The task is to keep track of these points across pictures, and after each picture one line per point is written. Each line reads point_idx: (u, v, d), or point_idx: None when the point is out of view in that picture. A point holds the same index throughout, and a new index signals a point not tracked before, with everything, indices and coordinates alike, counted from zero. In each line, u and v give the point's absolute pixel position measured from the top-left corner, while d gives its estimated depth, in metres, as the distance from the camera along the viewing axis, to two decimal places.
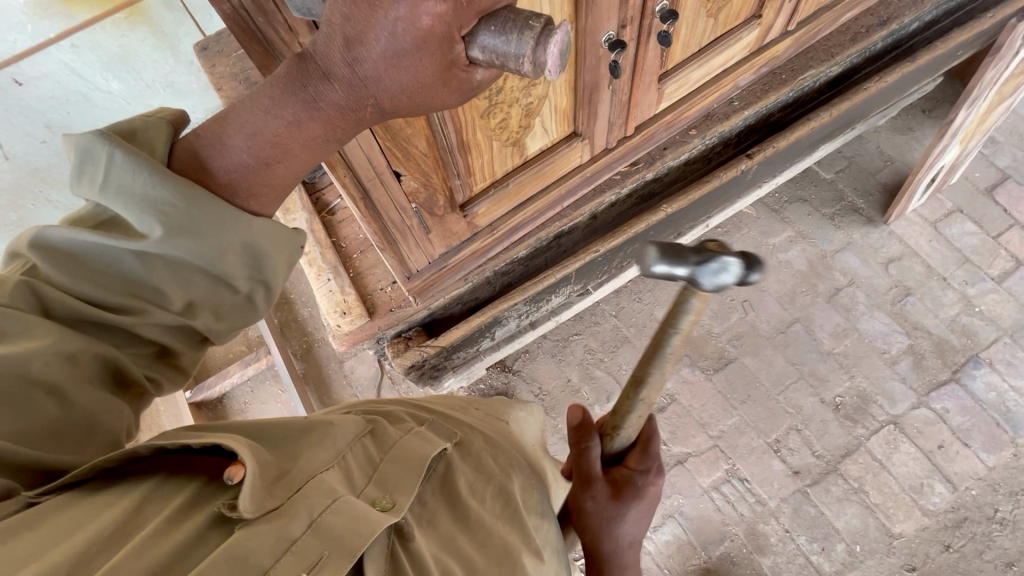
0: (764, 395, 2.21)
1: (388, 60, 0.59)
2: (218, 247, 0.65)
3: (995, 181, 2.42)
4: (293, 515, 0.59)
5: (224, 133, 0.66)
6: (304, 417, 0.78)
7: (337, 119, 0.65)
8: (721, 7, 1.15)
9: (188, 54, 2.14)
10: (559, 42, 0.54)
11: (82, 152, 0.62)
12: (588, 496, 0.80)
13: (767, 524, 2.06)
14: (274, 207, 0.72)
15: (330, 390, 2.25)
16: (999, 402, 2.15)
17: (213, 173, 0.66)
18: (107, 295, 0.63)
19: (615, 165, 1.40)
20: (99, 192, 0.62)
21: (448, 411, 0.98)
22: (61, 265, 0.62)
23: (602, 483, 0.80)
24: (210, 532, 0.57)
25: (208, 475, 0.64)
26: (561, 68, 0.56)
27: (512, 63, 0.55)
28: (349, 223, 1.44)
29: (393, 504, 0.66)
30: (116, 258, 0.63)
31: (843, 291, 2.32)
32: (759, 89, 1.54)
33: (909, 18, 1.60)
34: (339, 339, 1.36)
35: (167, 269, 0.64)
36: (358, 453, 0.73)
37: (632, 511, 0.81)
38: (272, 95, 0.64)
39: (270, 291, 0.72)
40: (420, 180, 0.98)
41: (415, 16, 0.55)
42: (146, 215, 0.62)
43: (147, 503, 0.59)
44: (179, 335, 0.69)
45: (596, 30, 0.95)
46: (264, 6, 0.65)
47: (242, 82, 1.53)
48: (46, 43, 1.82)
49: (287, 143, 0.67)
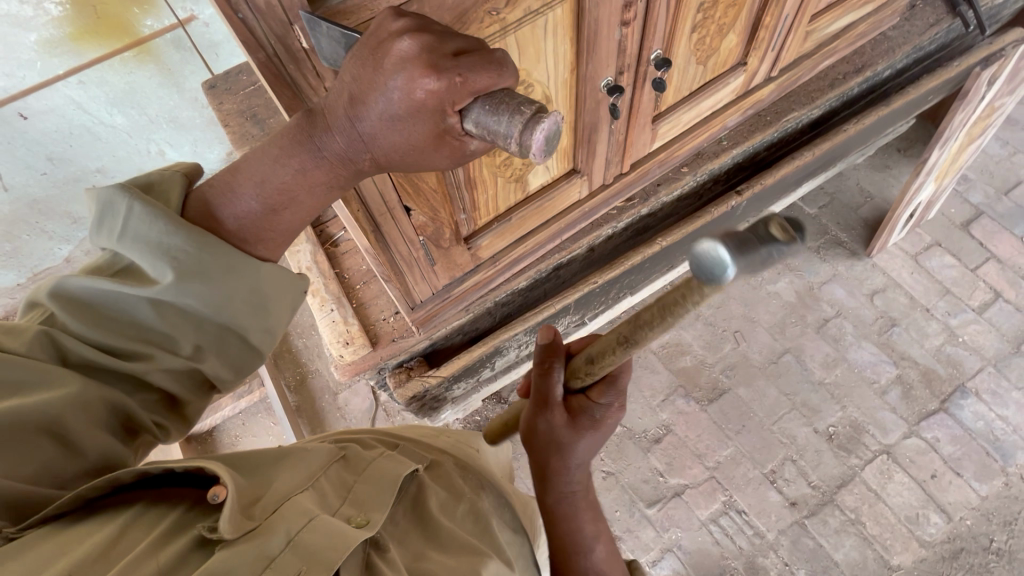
0: (758, 425, 2.23)
1: (385, 121, 0.61)
2: (226, 292, 0.68)
3: (970, 217, 2.53)
4: (272, 531, 0.60)
5: (235, 182, 0.70)
6: (278, 446, 0.78)
7: (344, 168, 0.69)
8: (710, 55, 1.23)
9: (193, 91, 2.18)
10: (547, 129, 0.53)
11: (103, 206, 0.66)
12: (546, 418, 0.84)
13: (765, 557, 2.05)
14: (280, 251, 0.76)
15: (324, 422, 2.23)
16: (988, 431, 2.19)
17: (223, 222, 0.71)
18: (120, 341, 0.64)
19: (612, 201, 1.46)
20: (117, 241, 0.65)
21: (415, 436, 0.99)
22: (76, 312, 0.63)
23: (559, 408, 0.84)
24: (191, 555, 0.57)
25: (193, 498, 0.64)
26: (547, 154, 0.55)
27: (502, 141, 0.56)
28: (353, 255, 1.47)
29: (367, 520, 0.67)
30: (129, 306, 0.65)
31: (832, 322, 2.38)
32: (746, 130, 1.63)
33: (882, 65, 1.72)
34: (340, 369, 1.36)
35: (177, 315, 0.67)
36: (332, 476, 0.74)
37: (584, 442, 0.84)
38: (281, 146, 0.69)
39: (274, 336, 0.75)
40: (429, 215, 1.02)
41: (410, 89, 0.57)
42: (159, 262, 0.65)
43: (130, 528, 0.59)
44: (185, 382, 0.71)
45: (596, 75, 1.01)
46: (297, 55, 0.69)
47: (249, 119, 1.58)
48: (55, 78, 1.86)
49: (294, 190, 0.71)
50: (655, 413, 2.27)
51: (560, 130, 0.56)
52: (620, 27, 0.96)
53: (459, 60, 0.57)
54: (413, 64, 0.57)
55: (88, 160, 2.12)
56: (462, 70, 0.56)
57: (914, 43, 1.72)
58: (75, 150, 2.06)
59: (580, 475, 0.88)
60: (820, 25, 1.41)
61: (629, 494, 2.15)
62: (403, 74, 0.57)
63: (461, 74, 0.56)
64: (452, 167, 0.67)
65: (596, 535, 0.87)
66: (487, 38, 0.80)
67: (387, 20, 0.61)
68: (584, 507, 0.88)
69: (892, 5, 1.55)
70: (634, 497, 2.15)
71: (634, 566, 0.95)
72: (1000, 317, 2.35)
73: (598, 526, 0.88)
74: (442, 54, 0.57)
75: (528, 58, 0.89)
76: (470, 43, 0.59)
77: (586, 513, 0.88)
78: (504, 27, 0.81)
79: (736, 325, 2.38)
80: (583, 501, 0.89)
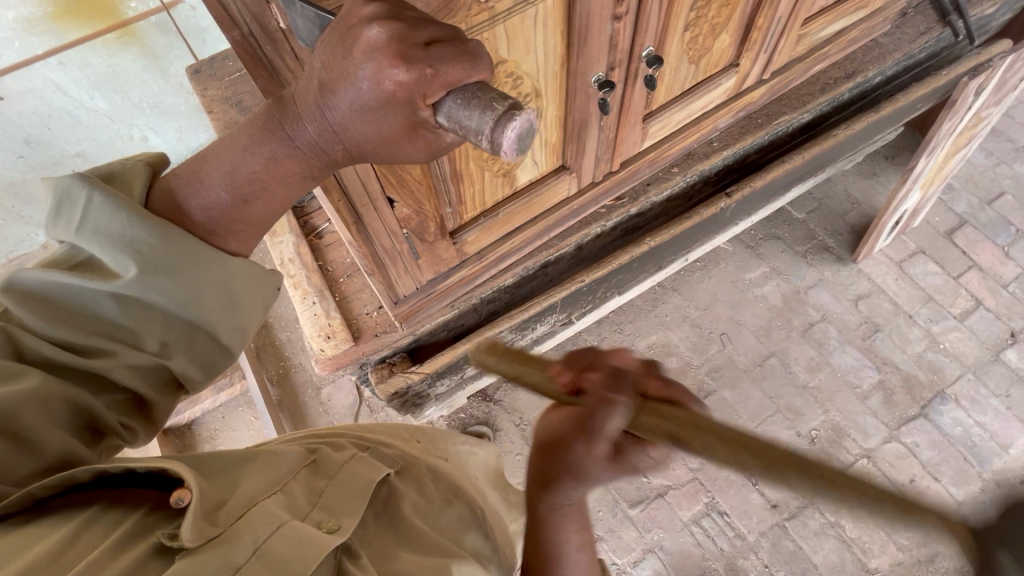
0: (742, 427, 2.24)
1: (356, 112, 0.59)
2: (194, 289, 0.66)
3: (954, 225, 2.56)
4: (237, 539, 0.58)
5: (202, 172, 0.67)
6: (247, 446, 0.74)
7: (316, 158, 0.66)
8: (702, 55, 1.22)
9: (178, 77, 2.11)
10: (518, 126, 0.51)
11: (60, 195, 0.63)
12: (584, 446, 0.65)
13: (746, 559, 2.05)
14: (253, 243, 0.74)
15: (306, 417, 2.21)
16: (966, 437, 2.21)
17: (190, 214, 0.68)
18: (81, 337, 0.61)
19: (601, 199, 1.44)
20: (76, 233, 0.62)
21: (391, 440, 0.93)
22: (33, 306, 0.60)
23: (607, 441, 0.65)
24: (150, 563, 0.54)
25: (152, 502, 0.62)
26: (519, 151, 0.53)
27: (473, 137, 0.54)
28: (337, 247, 1.44)
29: (338, 526, 0.64)
30: (92, 301, 0.62)
31: (817, 326, 2.40)
32: (737, 132, 1.62)
33: (873, 71, 1.73)
34: (321, 364, 1.32)
35: (144, 311, 0.64)
36: (301, 481, 0.70)
37: (604, 481, 0.71)
38: (250, 135, 0.66)
39: (245, 334, 0.73)
40: (413, 207, 1.00)
41: (379, 79, 0.55)
42: (123, 256, 0.62)
43: (84, 533, 0.56)
44: (153, 381, 0.68)
45: (587, 71, 1.00)
46: (273, 33, 0.67)
47: (234, 106, 1.54)
48: (33, 59, 1.77)
49: (265, 180, 0.68)
50: None
51: (533, 129, 0.53)
52: (612, 21, 0.94)
53: (429, 50, 0.54)
54: (382, 53, 0.54)
55: (67, 144, 2.05)
56: (433, 61, 0.54)
57: (904, 50, 1.73)
58: (53, 133, 2.00)
59: (578, 502, 0.76)
60: (812, 29, 1.41)
61: (612, 494, 2.15)
62: (373, 63, 0.55)
63: (431, 66, 0.54)
64: (428, 159, 0.65)
65: (581, 545, 0.80)
66: (475, 27, 0.78)
67: (357, 4, 0.58)
68: None
69: (883, 12, 1.56)
70: (618, 497, 2.15)
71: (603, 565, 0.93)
72: (980, 325, 2.38)
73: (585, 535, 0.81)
74: (412, 43, 0.55)
75: (517, 49, 0.87)
76: (444, 32, 0.57)
77: (575, 522, 0.79)
78: (492, 17, 0.79)
79: (722, 327, 2.40)
80: (573, 514, 0.78)
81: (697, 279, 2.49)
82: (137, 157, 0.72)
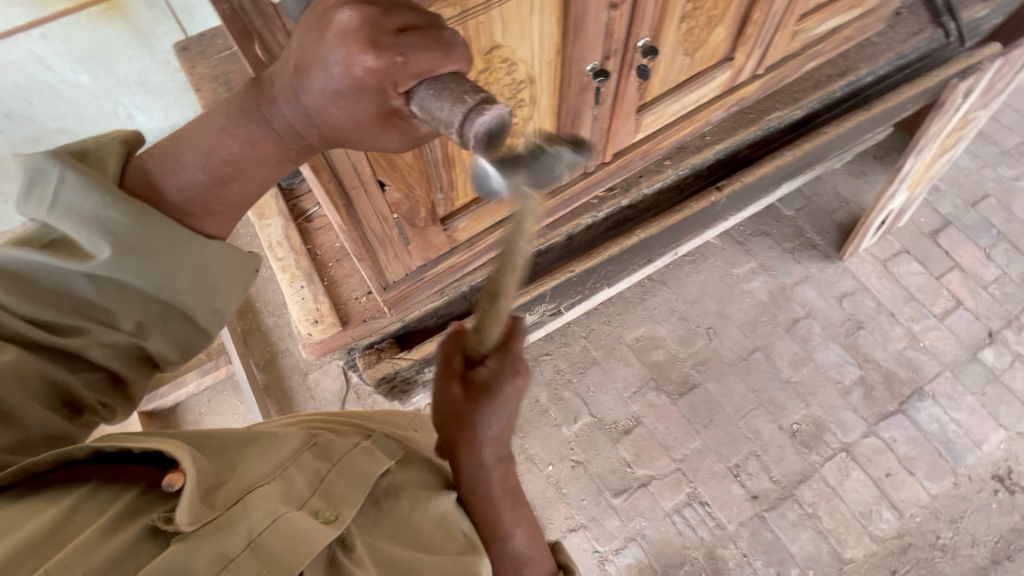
0: (725, 419, 2.28)
1: (327, 97, 0.57)
2: (171, 271, 0.65)
3: (938, 226, 2.60)
4: (232, 528, 0.58)
5: (179, 151, 0.66)
6: (245, 427, 0.73)
7: (294, 142, 0.65)
8: (697, 47, 1.23)
9: (166, 53, 2.06)
10: (487, 121, 0.50)
11: (31, 173, 0.61)
12: (445, 388, 0.81)
13: (725, 548, 2.10)
14: (230, 227, 0.72)
15: (292, 402, 2.20)
16: (941, 433, 2.27)
17: (166, 193, 0.67)
18: (54, 315, 0.60)
19: (593, 190, 1.44)
20: (48, 211, 0.61)
21: (386, 427, 0.93)
22: (3, 284, 0.59)
23: (459, 378, 0.81)
24: (144, 543, 0.54)
25: (148, 480, 0.61)
26: (490, 146, 0.51)
27: (443, 129, 0.53)
28: (326, 231, 1.43)
29: (336, 516, 0.65)
30: (64, 280, 0.61)
31: (801, 322, 2.44)
32: (729, 126, 1.63)
33: (865, 70, 1.74)
34: (308, 348, 1.32)
35: (119, 291, 0.63)
36: (306, 464, 0.70)
37: (485, 409, 0.78)
38: (228, 115, 0.65)
39: (223, 316, 0.72)
40: (403, 191, 0.99)
41: (349, 65, 0.54)
42: (96, 236, 0.61)
43: (78, 511, 0.55)
44: (128, 360, 0.67)
45: (581, 59, 0.99)
46: (263, 9, 0.67)
47: (223, 85, 1.51)
48: (14, 30, 1.71)
49: (243, 161, 0.67)
50: (626, 405, 2.30)
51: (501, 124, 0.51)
52: (608, 10, 0.94)
53: (401, 37, 0.53)
54: (352, 39, 0.53)
55: (49, 120, 2.00)
56: (404, 49, 0.53)
57: (897, 50, 1.74)
58: (35, 108, 1.94)
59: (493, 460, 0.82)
60: (806, 26, 1.42)
61: (596, 484, 2.18)
62: (343, 48, 0.54)
63: (402, 53, 0.53)
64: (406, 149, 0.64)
65: (516, 522, 0.85)
66: (470, 9, 0.77)
67: None
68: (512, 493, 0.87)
69: (877, 12, 1.57)
70: (602, 486, 2.18)
71: (557, 547, 0.93)
72: (959, 324, 2.43)
73: (518, 512, 0.87)
74: (385, 30, 0.54)
75: (512, 34, 0.87)
76: (419, 19, 0.56)
77: (507, 499, 0.85)
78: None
79: (709, 321, 2.43)
80: (500, 489, 0.84)
81: (686, 273, 2.51)
82: (112, 134, 0.70)
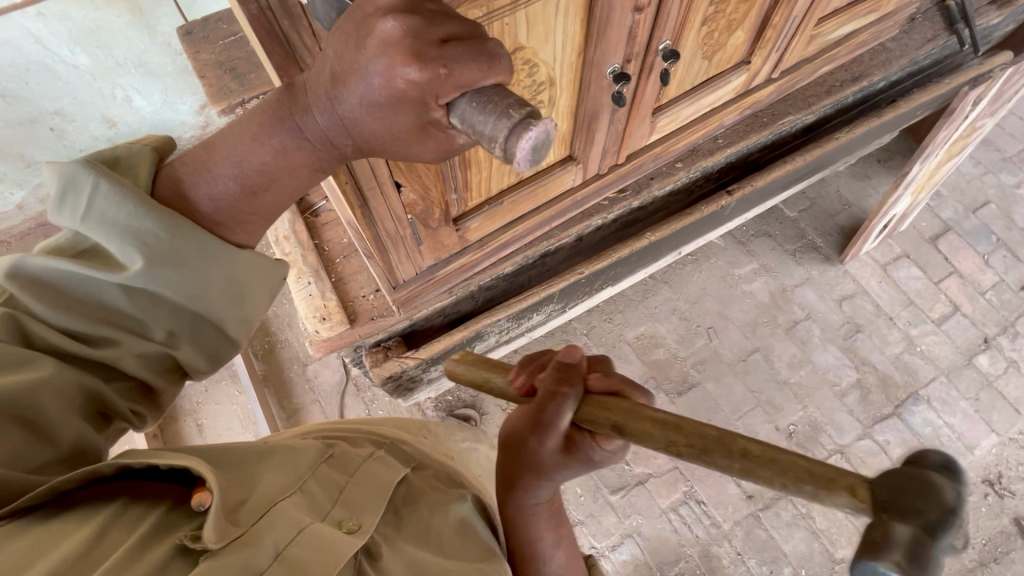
0: (723, 419, 2.29)
1: (366, 107, 0.57)
2: (201, 281, 0.64)
3: (939, 231, 2.62)
4: (260, 540, 0.57)
5: (210, 160, 0.65)
6: (261, 440, 0.72)
7: (326, 151, 0.64)
8: (716, 51, 1.21)
9: (166, 36, 1.96)
10: (533, 137, 0.48)
11: (65, 181, 0.60)
12: (537, 442, 0.68)
13: (720, 546, 2.12)
14: (258, 236, 0.71)
15: (291, 394, 2.19)
16: (934, 437, 2.30)
17: (197, 204, 0.66)
18: (89, 326, 0.61)
19: (605, 191, 1.43)
20: (80, 221, 0.60)
21: (402, 436, 0.93)
22: (40, 294, 0.59)
23: (559, 437, 0.67)
24: (175, 561, 0.54)
25: (175, 497, 0.61)
26: (531, 162, 0.50)
27: (485, 142, 0.51)
28: (334, 226, 1.41)
29: (359, 526, 0.64)
30: (98, 290, 0.61)
31: (801, 324, 2.45)
32: (741, 130, 1.62)
33: (878, 76, 1.73)
34: (315, 345, 1.31)
35: (151, 301, 0.63)
36: (321, 478, 0.70)
37: (563, 472, 0.71)
38: (261, 124, 0.64)
39: (251, 324, 0.72)
40: (419, 192, 0.98)
41: (391, 76, 0.53)
42: (128, 247, 0.60)
43: (113, 528, 0.55)
44: (158, 368, 0.66)
45: (603, 62, 0.98)
46: (292, 10, 0.66)
47: (228, 72, 1.47)
48: (11, 8, 1.66)
49: (275, 171, 0.66)
50: None
51: (551, 139, 0.51)
52: (633, 13, 0.92)
53: (445, 48, 0.52)
54: (395, 49, 0.52)
55: (45, 101, 1.95)
56: (448, 60, 0.51)
57: (910, 56, 1.73)
58: (30, 89, 1.89)
59: (547, 496, 0.78)
60: (824, 30, 1.40)
61: (594, 480, 2.20)
62: (385, 59, 0.52)
63: (446, 64, 0.51)
64: (438, 161, 0.62)
65: (556, 542, 0.85)
66: (496, 11, 0.75)
67: None
68: (546, 517, 0.83)
69: (894, 17, 1.55)
70: (599, 483, 2.20)
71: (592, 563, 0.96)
72: (956, 330, 2.45)
73: (559, 533, 0.86)
74: (428, 40, 0.52)
75: (536, 36, 0.85)
76: (465, 27, 0.54)
77: (548, 522, 0.83)
78: (515, 1, 0.77)
79: (710, 321, 2.43)
80: (545, 511, 0.82)
81: (687, 272, 2.51)
82: (143, 140, 0.69)
